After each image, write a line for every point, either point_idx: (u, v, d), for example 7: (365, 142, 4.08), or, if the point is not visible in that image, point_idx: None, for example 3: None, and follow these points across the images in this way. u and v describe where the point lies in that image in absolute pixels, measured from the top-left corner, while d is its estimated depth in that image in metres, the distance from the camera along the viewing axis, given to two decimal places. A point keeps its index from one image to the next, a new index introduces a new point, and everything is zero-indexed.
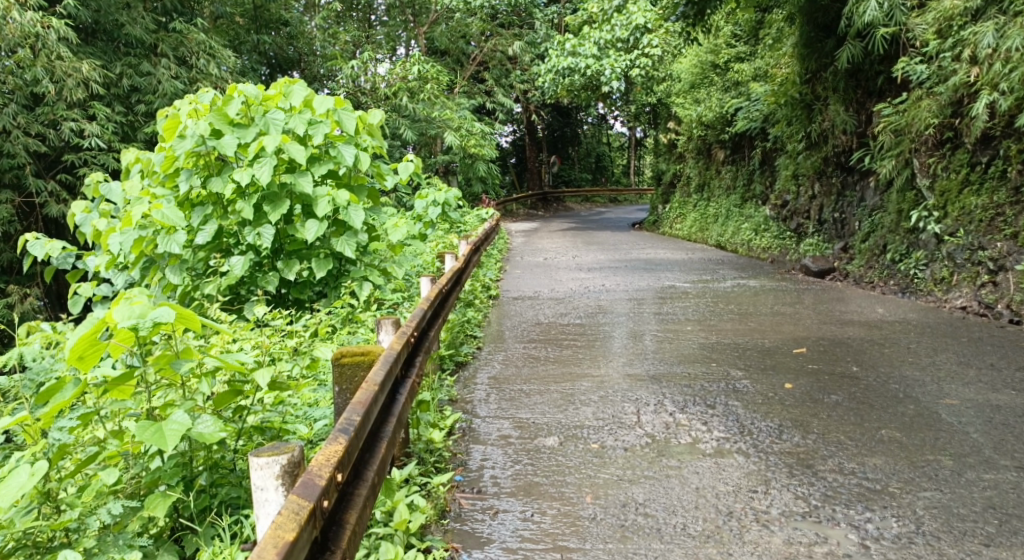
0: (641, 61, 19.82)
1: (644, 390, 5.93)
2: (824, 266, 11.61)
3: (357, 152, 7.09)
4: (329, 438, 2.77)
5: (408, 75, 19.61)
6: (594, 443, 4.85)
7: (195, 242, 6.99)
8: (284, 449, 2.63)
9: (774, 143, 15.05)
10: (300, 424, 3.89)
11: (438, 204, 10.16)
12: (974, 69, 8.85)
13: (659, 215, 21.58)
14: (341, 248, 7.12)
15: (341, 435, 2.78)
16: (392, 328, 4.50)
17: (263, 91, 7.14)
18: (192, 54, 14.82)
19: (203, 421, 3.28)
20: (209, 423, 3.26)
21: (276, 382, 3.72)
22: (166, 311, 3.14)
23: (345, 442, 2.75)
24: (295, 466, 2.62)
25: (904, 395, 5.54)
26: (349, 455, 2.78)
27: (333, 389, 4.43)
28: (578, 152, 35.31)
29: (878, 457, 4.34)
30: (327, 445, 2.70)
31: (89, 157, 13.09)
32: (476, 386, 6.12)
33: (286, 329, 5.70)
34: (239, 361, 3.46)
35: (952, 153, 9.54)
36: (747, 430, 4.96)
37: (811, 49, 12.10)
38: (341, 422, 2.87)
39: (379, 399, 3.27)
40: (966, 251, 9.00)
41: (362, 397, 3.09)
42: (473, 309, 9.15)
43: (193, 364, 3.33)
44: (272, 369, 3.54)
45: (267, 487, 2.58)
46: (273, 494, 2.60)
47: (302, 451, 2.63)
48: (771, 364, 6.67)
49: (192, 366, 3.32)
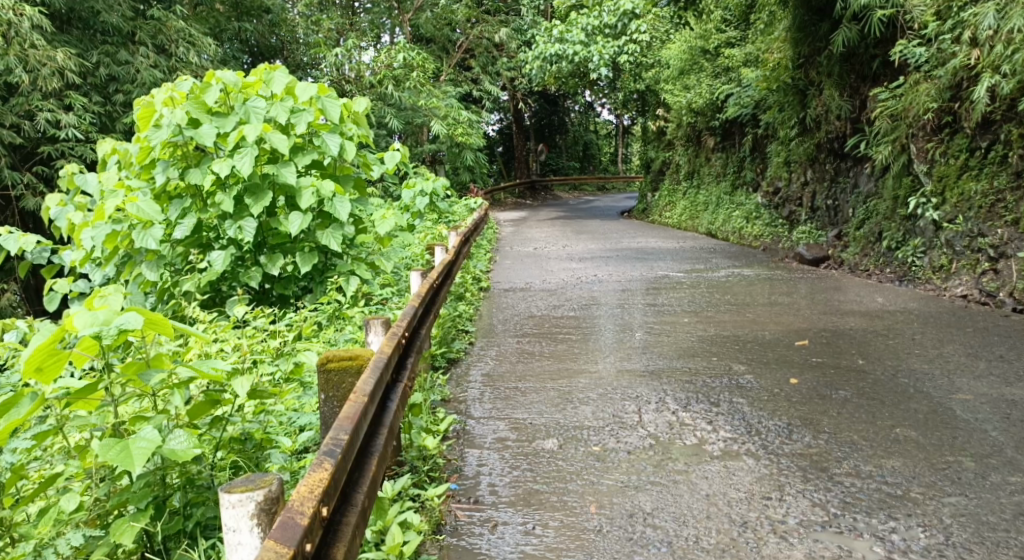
0: (630, 47, 19.56)
1: (645, 386, 5.70)
2: (819, 254, 11.40)
3: (341, 141, 6.81)
4: (314, 463, 2.51)
5: (392, 63, 19.35)
6: (595, 445, 4.61)
7: (173, 236, 6.69)
8: (260, 483, 2.40)
9: (766, 130, 14.83)
10: (284, 436, 3.61)
11: (426, 194, 9.93)
12: (974, 52, 8.64)
13: (649, 203, 21.36)
14: (327, 241, 6.84)
15: (326, 458, 2.53)
16: (382, 328, 4.24)
17: (243, 77, 6.82)
18: (170, 43, 14.51)
19: (175, 436, 3.00)
20: (183, 439, 2.97)
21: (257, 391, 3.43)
22: (132, 317, 2.81)
23: (331, 468, 2.50)
24: (272, 504, 2.37)
25: (915, 390, 5.33)
26: (337, 481, 2.54)
27: (319, 395, 4.17)
28: (565, 140, 35.03)
29: (895, 458, 4.12)
30: (311, 473, 2.44)
31: (67, 148, 12.77)
32: (469, 385, 5.86)
33: (269, 329, 5.40)
34: (215, 368, 3.16)
35: (951, 138, 9.34)
36: (755, 430, 4.73)
37: (805, 33, 11.82)
38: (327, 442, 2.62)
39: (369, 412, 3.01)
40: (965, 238, 8.81)
41: (351, 410, 2.84)
42: (464, 302, 8.91)
43: (164, 375, 3.03)
44: (252, 378, 3.24)
45: (241, 528, 2.33)
46: (247, 536, 2.35)
47: (281, 485, 2.39)
48: (774, 358, 6.44)
49: (162, 377, 3.01)
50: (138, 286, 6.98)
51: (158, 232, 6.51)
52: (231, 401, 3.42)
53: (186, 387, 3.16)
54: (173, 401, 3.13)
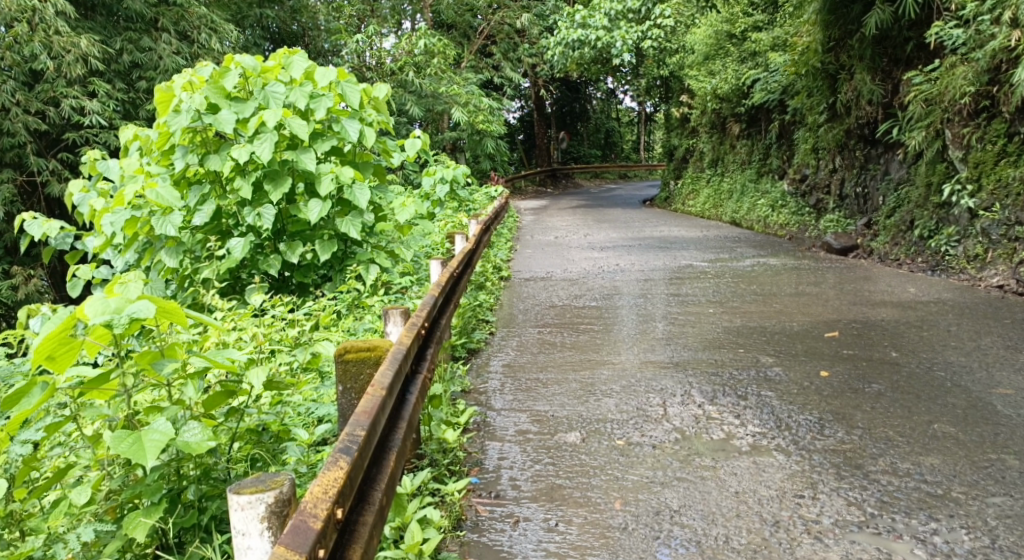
0: (653, 32, 19.33)
1: (670, 378, 5.56)
2: (847, 243, 11.17)
3: (361, 128, 6.70)
4: (329, 461, 2.41)
5: (413, 49, 19.23)
6: (619, 439, 4.48)
7: (193, 223, 6.61)
8: (271, 484, 2.30)
9: (793, 116, 14.57)
10: (301, 429, 3.50)
11: (446, 181, 9.83)
12: (1015, 33, 8.39)
13: (671, 191, 21.14)
14: (346, 229, 6.75)
15: (342, 456, 2.41)
16: (401, 318, 4.12)
17: (262, 62, 6.71)
18: (193, 29, 14.45)
19: (189, 428, 2.88)
20: (197, 431, 2.86)
21: (274, 382, 3.31)
22: (145, 305, 2.68)
23: (346, 466, 2.39)
24: (284, 506, 2.28)
25: (953, 384, 5.16)
26: (353, 480, 2.43)
27: (336, 386, 4.06)
28: (587, 128, 34.78)
29: (935, 456, 3.96)
30: (325, 472, 2.33)
31: (92, 135, 12.76)
32: (490, 375, 5.75)
33: (287, 318, 5.30)
34: (231, 359, 3.03)
35: (988, 123, 9.09)
36: (785, 424, 4.57)
37: (836, 16, 11.50)
38: (343, 439, 2.50)
39: (388, 405, 2.90)
40: (1002, 226, 8.58)
41: (368, 403, 2.73)
42: (485, 292, 8.79)
43: (178, 365, 2.92)
44: (268, 370, 3.12)
45: (250, 532, 2.24)
46: (257, 540, 2.26)
47: (293, 486, 2.30)
48: (803, 350, 6.27)
49: (176, 368, 2.90)
50: (157, 273, 6.91)
51: (178, 218, 6.42)
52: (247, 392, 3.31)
53: (200, 378, 3.05)
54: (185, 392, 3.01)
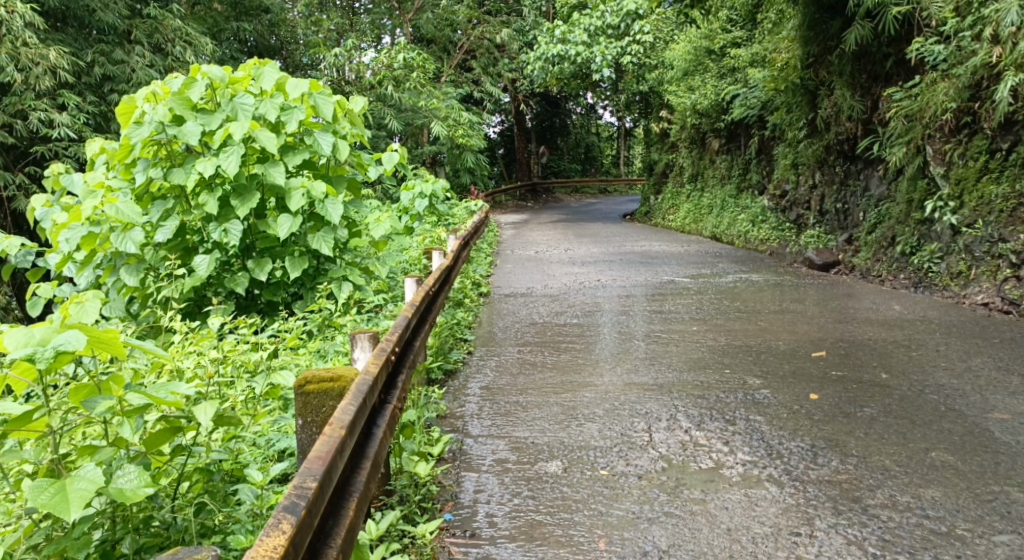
0: (633, 48, 19.24)
1: (654, 402, 5.32)
2: (829, 258, 11.02)
3: (334, 141, 6.46)
4: (271, 521, 2.15)
5: (392, 63, 19.03)
6: (603, 469, 4.24)
7: (155, 240, 6.33)
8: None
9: (773, 131, 14.48)
10: (257, 472, 3.23)
11: (425, 196, 9.63)
12: (996, 49, 8.29)
13: (651, 206, 21.00)
14: (318, 245, 6.50)
15: (287, 517, 2.16)
16: (369, 343, 3.84)
17: (231, 73, 6.46)
18: (167, 41, 14.19)
19: (123, 469, 2.62)
20: (133, 476, 2.59)
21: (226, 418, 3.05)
22: (73, 337, 2.43)
23: (290, 529, 2.14)
24: None
25: (947, 408, 4.97)
26: (298, 544, 2.17)
27: (296, 419, 3.82)
28: (567, 142, 34.66)
29: (935, 488, 3.76)
30: (262, 539, 2.07)
31: (61, 149, 12.41)
32: (467, 399, 5.48)
33: (251, 341, 5.01)
34: (174, 394, 2.77)
35: (970, 138, 8.99)
36: (776, 452, 4.35)
37: (815, 32, 11.43)
38: (290, 494, 2.25)
39: (347, 446, 2.64)
40: (985, 243, 8.45)
41: (322, 448, 2.47)
42: (463, 309, 8.55)
43: (113, 402, 2.67)
44: (217, 405, 2.87)
45: None
46: None
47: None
48: (790, 370, 6.06)
49: (110, 406, 2.65)
50: (117, 291, 6.61)
51: (138, 234, 6.15)
52: (195, 428, 3.05)
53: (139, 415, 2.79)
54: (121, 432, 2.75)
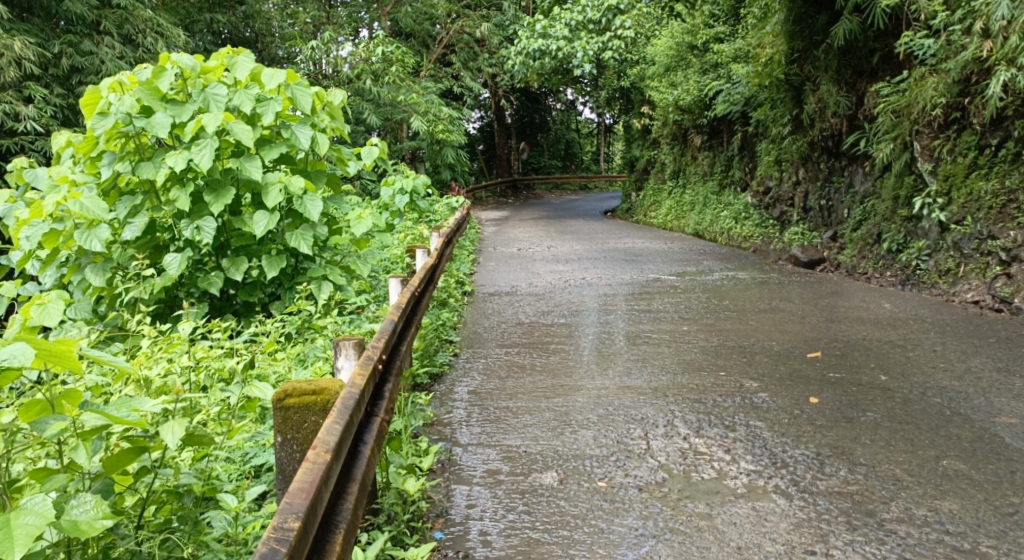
0: (614, 43, 19.05)
1: (649, 407, 5.11)
2: (814, 256, 10.83)
3: (313, 134, 6.20)
4: None
5: (371, 57, 18.69)
6: (600, 481, 4.02)
7: (123, 237, 6.03)
8: None
9: (756, 127, 14.33)
10: (228, 496, 2.99)
11: (407, 192, 9.40)
12: (986, 43, 8.16)
13: (633, 203, 20.81)
14: (297, 243, 6.25)
15: None
16: (354, 350, 3.58)
17: (203, 62, 6.17)
18: (138, 33, 13.81)
19: (79, 498, 2.41)
20: (88, 507, 2.39)
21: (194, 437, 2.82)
22: (20, 348, 2.25)
23: None
24: None
25: (952, 413, 4.79)
26: None
27: (272, 437, 3.59)
28: (547, 139, 34.44)
29: (951, 500, 3.59)
30: None
31: (27, 143, 12.07)
32: (454, 404, 5.25)
33: (225, 347, 4.75)
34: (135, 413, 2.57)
35: (958, 135, 8.85)
36: (781, 461, 4.16)
37: (802, 26, 11.27)
38: (270, 537, 2.02)
39: (332, 472, 2.40)
40: (974, 240, 8.31)
41: (305, 478, 2.23)
42: (447, 309, 8.30)
43: (65, 422, 2.46)
44: (185, 425, 2.66)
45: None
46: None
47: None
48: (787, 373, 5.86)
49: (62, 426, 2.43)
50: (83, 292, 6.32)
51: (104, 232, 5.86)
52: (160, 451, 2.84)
53: (97, 434, 2.57)
54: (77, 456, 2.54)
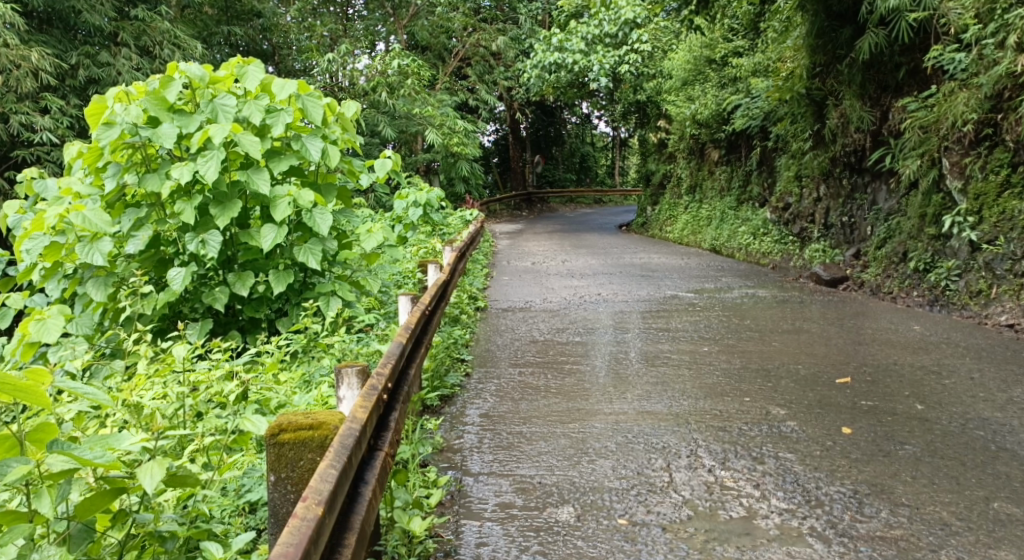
0: (631, 57, 18.78)
1: (671, 435, 4.82)
2: (837, 274, 10.50)
3: (324, 145, 5.98)
4: None
5: (387, 69, 18.47)
6: (621, 518, 3.75)
7: (126, 251, 5.82)
8: None
9: (776, 142, 14.03)
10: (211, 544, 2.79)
11: (420, 205, 9.16)
12: (1021, 57, 7.84)
13: (648, 217, 20.53)
14: (305, 257, 6.02)
15: None
16: (357, 379, 3.32)
17: (212, 72, 5.97)
18: (155, 44, 13.69)
19: (42, 554, 2.40)
20: None
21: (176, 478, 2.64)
22: None
23: None
24: None
25: (996, 446, 4.51)
26: None
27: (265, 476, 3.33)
28: (561, 152, 34.19)
29: (1007, 550, 3.40)
30: None
31: (43, 153, 11.93)
32: (466, 428, 4.99)
33: (225, 370, 4.51)
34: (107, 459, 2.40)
35: (990, 152, 8.50)
36: (815, 498, 3.88)
37: (823, 40, 10.93)
38: None
39: (324, 528, 2.16)
40: (1007, 261, 8.00)
41: (291, 541, 2.02)
42: (459, 326, 8.04)
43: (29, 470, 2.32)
44: (165, 466, 2.49)
45: None
46: None
47: None
48: (815, 399, 5.55)
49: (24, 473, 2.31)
50: (85, 307, 6.08)
51: (106, 245, 5.66)
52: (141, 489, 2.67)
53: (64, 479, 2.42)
54: (42, 504, 2.39)
